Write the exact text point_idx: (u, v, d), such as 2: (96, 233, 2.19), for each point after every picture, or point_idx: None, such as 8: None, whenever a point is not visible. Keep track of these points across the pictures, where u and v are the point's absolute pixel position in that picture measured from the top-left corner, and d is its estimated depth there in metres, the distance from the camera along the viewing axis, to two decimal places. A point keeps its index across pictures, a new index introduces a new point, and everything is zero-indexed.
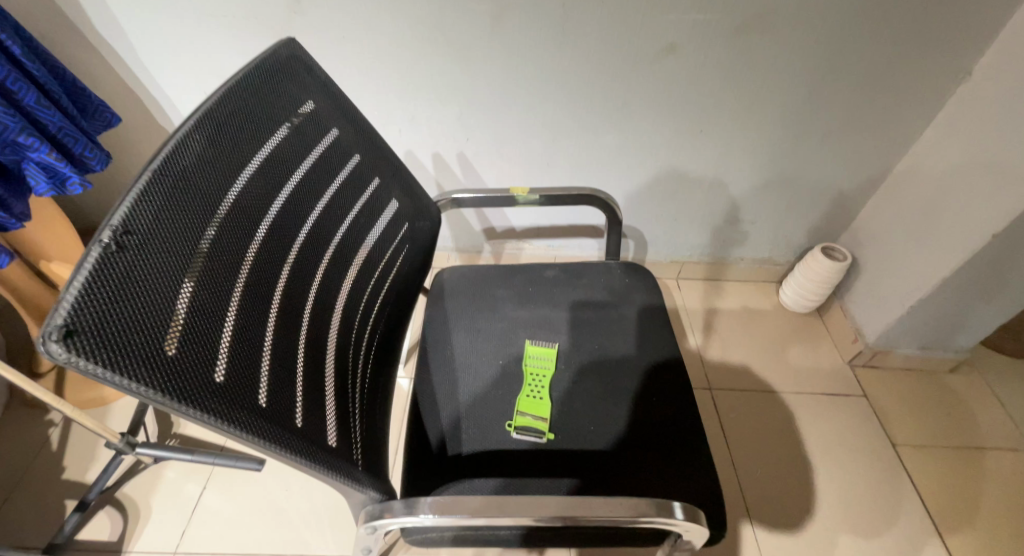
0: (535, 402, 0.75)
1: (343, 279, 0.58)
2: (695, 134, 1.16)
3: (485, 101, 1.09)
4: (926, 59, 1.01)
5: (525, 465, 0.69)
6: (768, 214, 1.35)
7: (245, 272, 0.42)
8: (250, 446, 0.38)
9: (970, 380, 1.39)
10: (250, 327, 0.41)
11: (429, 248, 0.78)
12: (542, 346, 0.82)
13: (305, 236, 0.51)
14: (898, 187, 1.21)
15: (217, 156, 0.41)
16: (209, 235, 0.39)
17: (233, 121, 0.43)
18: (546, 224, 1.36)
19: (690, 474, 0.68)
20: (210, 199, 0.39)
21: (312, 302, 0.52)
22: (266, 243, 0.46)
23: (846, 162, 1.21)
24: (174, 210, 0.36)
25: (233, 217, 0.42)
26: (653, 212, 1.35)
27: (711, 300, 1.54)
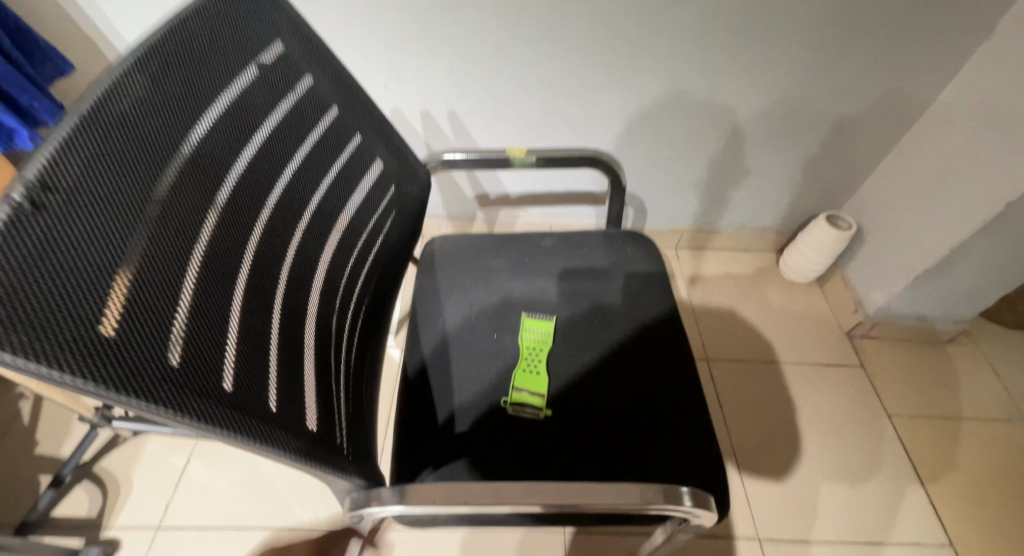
0: (532, 378, 0.71)
1: (321, 246, 0.53)
2: (700, 93, 1.10)
3: (478, 55, 1.02)
4: (949, 12, 0.96)
5: (523, 444, 0.66)
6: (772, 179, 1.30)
7: (202, 238, 0.37)
8: (211, 438, 0.33)
9: (968, 352, 1.37)
10: (210, 302, 0.36)
11: (419, 215, 0.72)
12: (539, 319, 0.77)
13: (275, 199, 0.46)
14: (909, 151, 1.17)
15: (162, 102, 0.35)
16: (155, 194, 0.33)
17: (182, 62, 0.37)
18: (542, 189, 1.30)
19: (696, 453, 0.65)
20: (153, 152, 0.34)
21: (286, 271, 0.47)
22: (229, 206, 0.40)
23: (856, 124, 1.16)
24: (105, 161, 0.31)
25: (185, 174, 0.36)
26: (654, 177, 1.30)
27: (710, 270, 1.50)
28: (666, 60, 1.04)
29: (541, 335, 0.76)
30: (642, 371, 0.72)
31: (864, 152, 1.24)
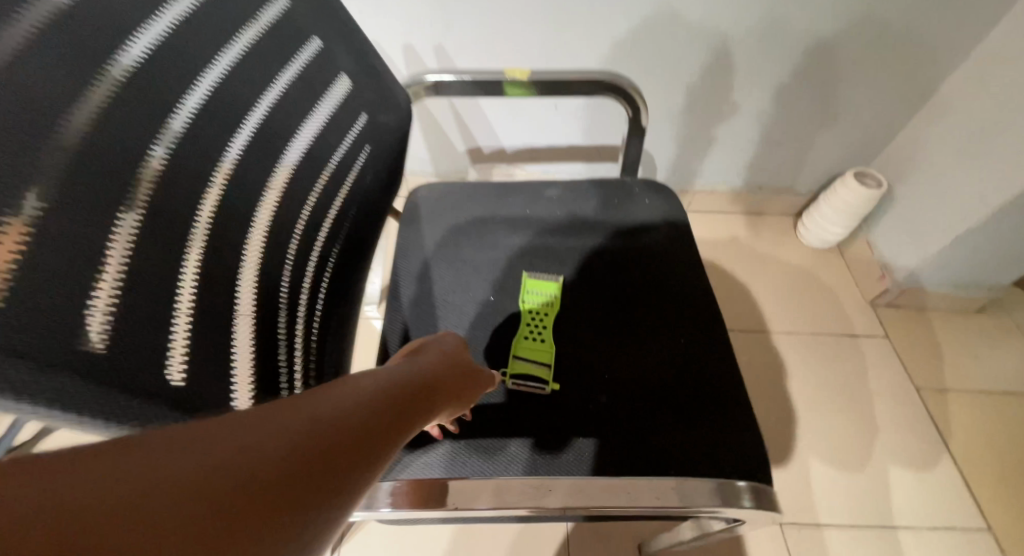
0: (536, 346, 0.61)
1: (272, 173, 0.41)
2: (724, 28, 0.97)
3: None
4: None
5: (527, 423, 0.56)
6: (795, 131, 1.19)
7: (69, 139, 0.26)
8: (52, 418, 0.24)
9: (1000, 321, 1.28)
10: (79, 231, 0.26)
11: (399, 152, 0.61)
12: (543, 279, 0.67)
13: (197, 104, 0.34)
14: (953, 98, 1.05)
15: None
16: None
17: None
18: (542, 143, 1.18)
19: (731, 434, 0.55)
20: None
21: (216, 199, 0.35)
22: (119, 102, 0.29)
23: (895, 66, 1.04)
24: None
25: (34, 44, 0.25)
26: (665, 128, 1.17)
27: (722, 234, 1.39)
28: None
29: (545, 296, 0.65)
30: (660, 347, 0.62)
31: (900, 100, 1.11)
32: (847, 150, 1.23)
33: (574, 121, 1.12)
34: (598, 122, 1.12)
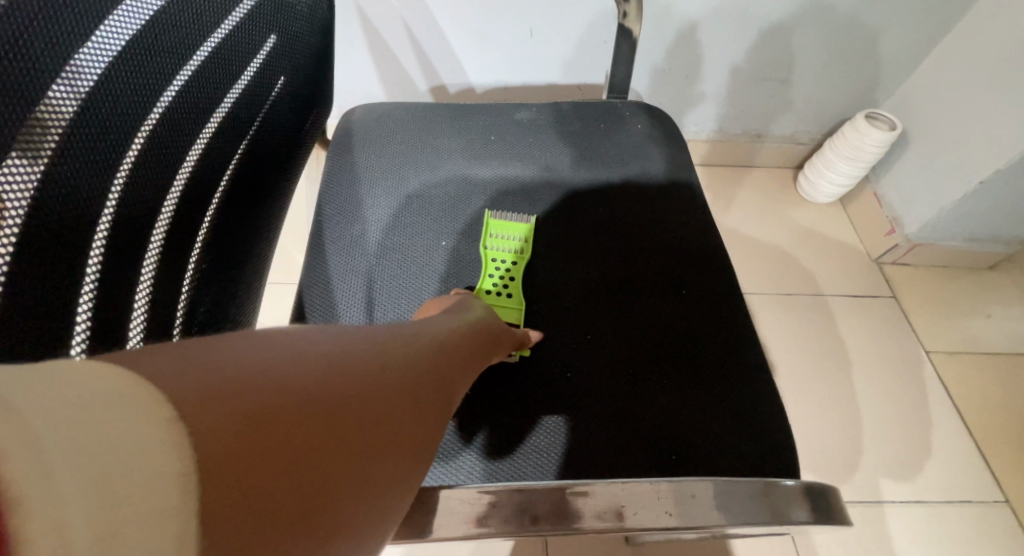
0: (500, 302, 0.51)
1: (92, 33, 0.26)
2: None
3: None
4: None
5: (492, 396, 0.46)
6: (799, 68, 1.05)
7: None
8: None
9: (1015, 279, 1.18)
10: None
11: (317, 49, 0.46)
12: (509, 221, 0.55)
13: None
14: (982, 26, 0.92)
15: None
16: None
17: None
18: (515, 79, 1.03)
19: (736, 408, 0.47)
20: None
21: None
22: None
23: None
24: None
25: None
26: (657, 64, 1.03)
27: (715, 187, 1.28)
28: None
29: (514, 238, 0.54)
30: (639, 318, 0.51)
31: (924, 28, 0.97)
32: (857, 89, 1.10)
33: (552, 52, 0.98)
34: (580, 54, 0.98)
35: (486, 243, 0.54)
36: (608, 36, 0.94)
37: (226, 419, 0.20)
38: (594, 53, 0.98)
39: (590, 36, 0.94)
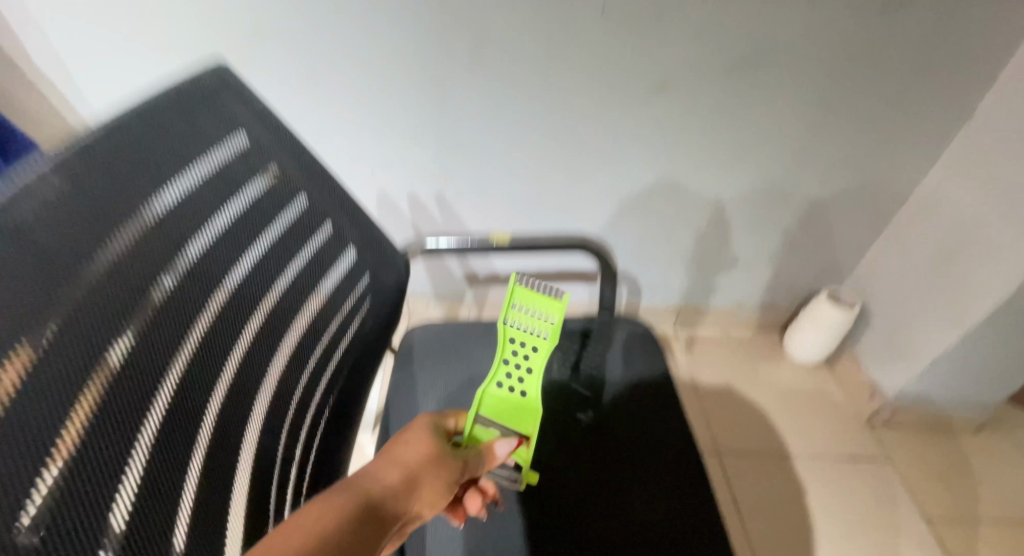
0: (510, 405, 0.60)
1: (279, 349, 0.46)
2: (694, 173, 1.06)
3: (462, 138, 0.99)
4: (936, 94, 0.94)
5: None
6: (768, 257, 1.24)
7: (132, 342, 0.30)
8: None
9: (995, 440, 1.28)
10: (126, 440, 0.29)
11: (394, 306, 0.67)
12: (546, 302, 0.60)
13: (225, 301, 0.39)
14: (909, 230, 1.12)
15: (89, 194, 0.29)
16: (73, 301, 0.27)
17: (123, 154, 0.32)
18: (526, 261, 1.25)
19: None
20: (67, 249, 0.27)
21: (136, 332, 0.30)
22: (169, 305, 0.33)
23: (847, 202, 1.12)
24: (5, 241, 0.25)
25: (112, 274, 0.29)
26: (643, 251, 1.23)
27: (710, 350, 1.42)
28: (653, 140, 1.00)
29: (539, 327, 0.60)
30: (627, 508, 0.69)
31: (870, 221, 1.16)
32: (822, 269, 1.28)
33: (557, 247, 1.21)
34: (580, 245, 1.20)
35: (508, 329, 0.61)
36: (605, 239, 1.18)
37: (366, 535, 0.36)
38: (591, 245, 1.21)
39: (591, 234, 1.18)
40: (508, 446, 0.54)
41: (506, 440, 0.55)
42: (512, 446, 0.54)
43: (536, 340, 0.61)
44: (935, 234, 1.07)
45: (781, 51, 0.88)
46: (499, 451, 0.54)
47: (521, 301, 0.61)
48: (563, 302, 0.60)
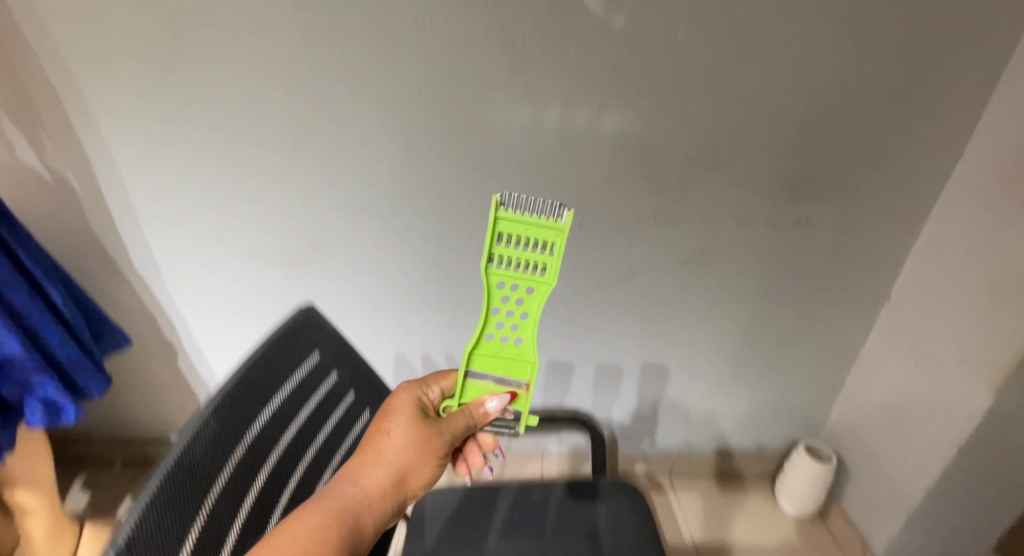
0: (503, 358, 0.49)
1: None
2: (659, 353, 1.06)
3: (427, 296, 0.92)
4: (863, 283, 0.98)
5: None
6: (749, 423, 1.22)
7: (231, 538, 0.45)
8: None
9: None
10: None
11: None
12: (535, 220, 0.45)
13: (290, 492, 0.52)
14: (859, 391, 1.11)
15: (225, 436, 0.45)
16: (201, 521, 0.42)
17: (248, 397, 0.47)
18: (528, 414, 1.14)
19: None
20: (205, 484, 0.42)
21: (235, 538, 0.45)
22: (256, 504, 0.48)
23: (808, 375, 1.13)
24: (182, 482, 0.40)
25: (224, 495, 0.44)
26: (640, 407, 1.17)
27: (716, 512, 1.25)
28: (621, 321, 1.00)
29: (533, 261, 0.46)
30: None
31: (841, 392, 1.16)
32: (794, 428, 1.24)
33: (557, 381, 1.10)
34: (590, 387, 1.11)
35: (494, 271, 0.46)
36: (617, 380, 1.10)
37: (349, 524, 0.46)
38: (600, 398, 1.13)
39: (600, 385, 1.11)
40: (498, 401, 0.50)
41: (497, 394, 0.51)
42: (504, 400, 0.50)
43: (530, 278, 0.47)
44: (879, 408, 1.06)
45: (726, 250, 0.91)
46: (487, 407, 0.51)
47: (508, 233, 0.45)
48: (561, 226, 0.45)
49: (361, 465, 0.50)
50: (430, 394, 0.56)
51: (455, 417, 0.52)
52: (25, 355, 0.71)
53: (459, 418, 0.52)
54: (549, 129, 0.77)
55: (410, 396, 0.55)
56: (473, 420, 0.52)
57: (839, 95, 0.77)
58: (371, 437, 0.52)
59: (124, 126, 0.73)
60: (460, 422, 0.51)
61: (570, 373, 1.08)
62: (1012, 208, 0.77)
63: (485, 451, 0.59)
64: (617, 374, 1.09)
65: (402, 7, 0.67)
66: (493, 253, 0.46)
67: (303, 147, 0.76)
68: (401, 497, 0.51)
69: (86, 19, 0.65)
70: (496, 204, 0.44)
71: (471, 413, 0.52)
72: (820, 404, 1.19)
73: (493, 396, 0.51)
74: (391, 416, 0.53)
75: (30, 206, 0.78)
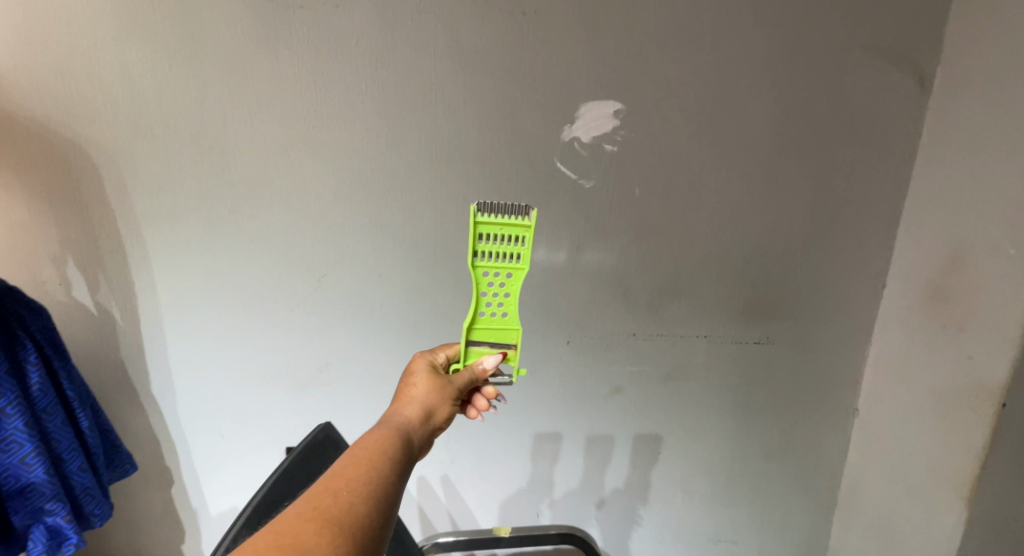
0: (495, 328, 0.65)
1: None
2: (651, 470, 1.07)
3: None
4: (832, 397, 1.05)
5: None
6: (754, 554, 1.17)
7: None
8: None
9: None
10: None
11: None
12: (505, 221, 0.61)
13: None
14: (850, 510, 1.10)
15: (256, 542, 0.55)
16: None
17: (272, 506, 0.58)
18: (511, 490, 1.05)
19: None
20: None
21: None
22: None
23: (805, 496, 1.13)
24: None
25: None
26: (632, 488, 1.08)
27: None
28: (610, 435, 1.04)
29: (509, 252, 0.63)
30: None
31: (835, 514, 1.14)
32: None
33: (544, 453, 1.03)
34: (579, 463, 1.05)
35: (480, 264, 0.63)
36: (607, 451, 1.05)
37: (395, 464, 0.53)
38: (589, 475, 1.06)
39: (591, 460, 1.05)
40: (493, 358, 0.64)
41: (492, 354, 0.65)
42: (498, 358, 0.64)
43: (509, 265, 0.63)
44: (871, 525, 1.05)
45: (699, 365, 1.00)
46: (485, 364, 0.64)
47: (487, 231, 0.61)
48: (528, 222, 0.61)
49: (395, 408, 0.61)
50: (439, 358, 0.68)
51: (462, 373, 0.65)
52: (47, 479, 0.74)
53: (465, 373, 0.64)
54: (537, 265, 0.90)
55: (423, 361, 0.67)
56: (475, 375, 0.65)
57: (774, 236, 0.93)
58: (399, 394, 0.64)
59: (174, 267, 0.85)
60: (466, 375, 0.64)
61: (558, 442, 1.03)
62: (937, 326, 0.89)
63: (488, 397, 0.67)
64: (607, 443, 1.04)
65: (416, 176, 0.84)
66: (478, 250, 0.62)
67: (325, 282, 0.88)
68: (432, 430, 0.61)
69: (160, 188, 0.81)
70: (476, 211, 0.60)
71: (473, 369, 0.65)
72: (822, 529, 1.16)
73: (489, 356, 0.65)
74: (411, 377, 0.65)
75: (70, 338, 0.86)
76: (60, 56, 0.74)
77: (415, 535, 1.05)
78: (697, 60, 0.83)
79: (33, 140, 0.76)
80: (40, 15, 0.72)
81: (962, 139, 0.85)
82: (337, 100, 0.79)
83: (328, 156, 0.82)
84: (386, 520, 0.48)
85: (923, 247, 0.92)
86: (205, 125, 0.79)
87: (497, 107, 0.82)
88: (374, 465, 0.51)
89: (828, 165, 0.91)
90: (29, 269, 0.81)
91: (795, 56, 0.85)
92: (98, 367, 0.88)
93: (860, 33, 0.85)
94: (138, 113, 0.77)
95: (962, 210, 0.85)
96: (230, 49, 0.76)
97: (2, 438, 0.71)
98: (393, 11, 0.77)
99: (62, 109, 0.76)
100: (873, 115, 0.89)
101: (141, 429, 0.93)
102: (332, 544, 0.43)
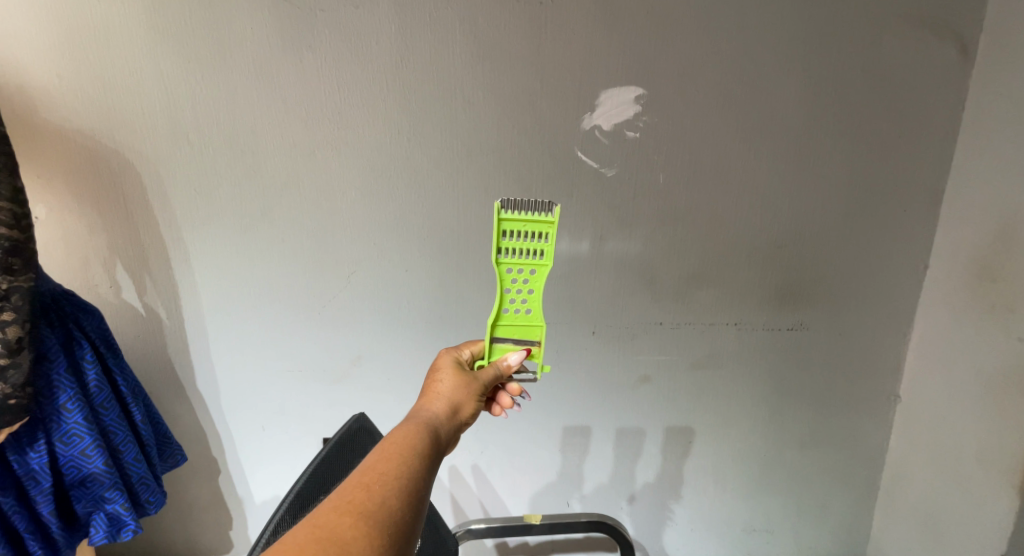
0: (519, 325, 0.66)
1: None
2: (682, 458, 1.06)
3: None
4: (873, 383, 1.02)
5: None
6: (790, 542, 1.14)
7: None
8: None
9: None
10: None
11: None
12: (527, 218, 0.62)
13: None
14: (894, 499, 1.06)
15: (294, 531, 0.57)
16: None
17: (309, 497, 0.60)
18: (544, 484, 1.06)
19: None
20: None
21: None
22: None
23: (844, 484, 1.09)
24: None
25: None
26: (664, 481, 1.08)
27: None
28: (640, 422, 1.03)
29: (533, 248, 0.63)
30: None
31: (876, 503, 1.10)
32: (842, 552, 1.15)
33: (573, 445, 1.04)
34: (610, 456, 1.05)
35: (505, 260, 0.63)
36: (639, 444, 1.04)
37: (426, 461, 0.54)
38: (621, 468, 1.06)
39: (621, 451, 1.05)
40: (517, 355, 0.65)
41: (516, 351, 0.66)
42: (522, 354, 0.65)
43: (532, 262, 0.63)
44: (915, 511, 1.01)
45: (730, 351, 0.98)
46: (510, 360, 0.65)
47: (512, 228, 0.62)
48: (551, 218, 0.62)
49: (423, 403, 0.62)
50: (464, 354, 0.69)
51: (487, 369, 0.65)
52: (105, 470, 0.79)
53: (489, 369, 0.65)
54: (561, 255, 0.90)
55: (449, 357, 0.68)
56: (500, 371, 0.65)
57: (806, 220, 0.91)
58: (426, 389, 0.65)
59: (213, 266, 0.88)
60: (491, 371, 0.65)
61: (589, 434, 1.03)
62: (984, 308, 0.86)
63: (513, 393, 0.68)
64: (638, 436, 1.04)
65: (439, 172, 0.85)
66: (502, 247, 0.63)
67: (353, 279, 0.90)
68: (458, 424, 0.62)
69: (197, 192, 0.84)
70: (499, 208, 0.61)
71: (497, 365, 0.65)
72: (862, 519, 1.12)
73: (513, 353, 0.66)
74: (437, 372, 0.66)
75: (122, 337, 0.91)
76: (102, 71, 0.78)
77: (450, 523, 1.07)
78: (720, 40, 0.81)
79: (81, 152, 0.81)
80: (81, 31, 0.76)
81: (1008, 111, 0.81)
82: (359, 99, 0.81)
83: (353, 155, 0.84)
84: (418, 513, 0.50)
85: (966, 225, 0.88)
86: (236, 130, 0.82)
87: (517, 99, 0.82)
88: (405, 459, 0.53)
89: (862, 144, 0.88)
90: (82, 274, 0.87)
91: (824, 33, 0.82)
92: (148, 363, 0.93)
93: (895, 3, 0.82)
94: (174, 120, 0.81)
95: (1009, 186, 0.81)
96: (257, 56, 0.79)
97: (64, 431, 0.76)
98: (411, 8, 0.78)
99: (106, 123, 0.80)
100: (910, 89, 0.85)
101: (189, 421, 0.97)
102: (369, 538, 0.45)
